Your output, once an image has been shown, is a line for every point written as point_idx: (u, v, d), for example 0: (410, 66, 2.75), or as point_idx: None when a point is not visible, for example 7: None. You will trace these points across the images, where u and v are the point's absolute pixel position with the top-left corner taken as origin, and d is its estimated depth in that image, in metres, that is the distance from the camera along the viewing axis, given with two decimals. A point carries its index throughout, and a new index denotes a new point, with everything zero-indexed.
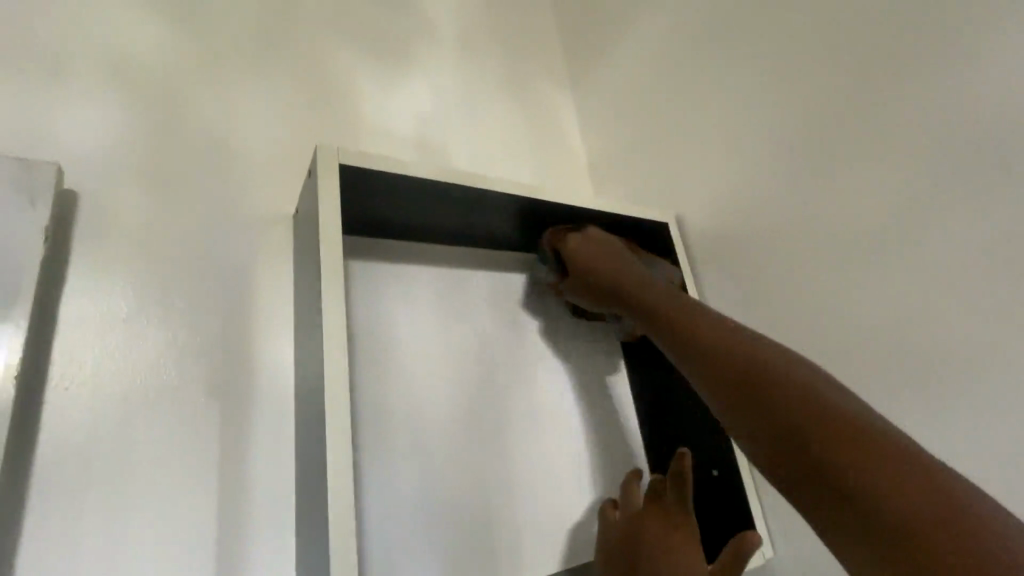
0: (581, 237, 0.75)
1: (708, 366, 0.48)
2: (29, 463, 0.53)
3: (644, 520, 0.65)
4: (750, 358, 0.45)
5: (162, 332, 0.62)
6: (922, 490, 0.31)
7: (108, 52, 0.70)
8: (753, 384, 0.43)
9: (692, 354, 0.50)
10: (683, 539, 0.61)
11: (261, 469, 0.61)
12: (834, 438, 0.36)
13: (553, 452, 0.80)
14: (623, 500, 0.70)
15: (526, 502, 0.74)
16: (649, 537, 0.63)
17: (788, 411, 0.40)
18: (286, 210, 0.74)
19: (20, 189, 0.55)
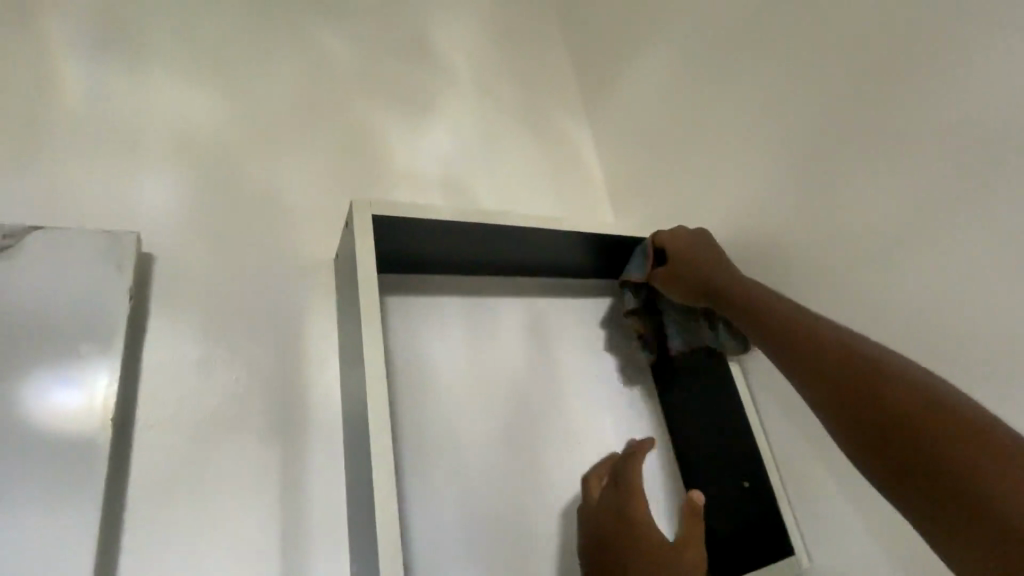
0: (684, 232, 0.82)
1: (805, 366, 0.60)
2: (124, 494, 0.61)
3: (605, 516, 0.68)
4: (847, 360, 0.56)
5: (227, 372, 0.70)
6: (987, 459, 0.43)
7: (171, 128, 0.80)
8: (855, 375, 0.55)
9: (790, 354, 0.62)
10: (646, 534, 0.64)
11: (317, 491, 0.68)
12: (920, 425, 0.48)
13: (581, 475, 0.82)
14: (584, 493, 0.75)
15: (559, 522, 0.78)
16: (612, 534, 0.66)
17: (872, 407, 0.52)
18: (329, 256, 0.82)
19: (109, 261, 0.64)
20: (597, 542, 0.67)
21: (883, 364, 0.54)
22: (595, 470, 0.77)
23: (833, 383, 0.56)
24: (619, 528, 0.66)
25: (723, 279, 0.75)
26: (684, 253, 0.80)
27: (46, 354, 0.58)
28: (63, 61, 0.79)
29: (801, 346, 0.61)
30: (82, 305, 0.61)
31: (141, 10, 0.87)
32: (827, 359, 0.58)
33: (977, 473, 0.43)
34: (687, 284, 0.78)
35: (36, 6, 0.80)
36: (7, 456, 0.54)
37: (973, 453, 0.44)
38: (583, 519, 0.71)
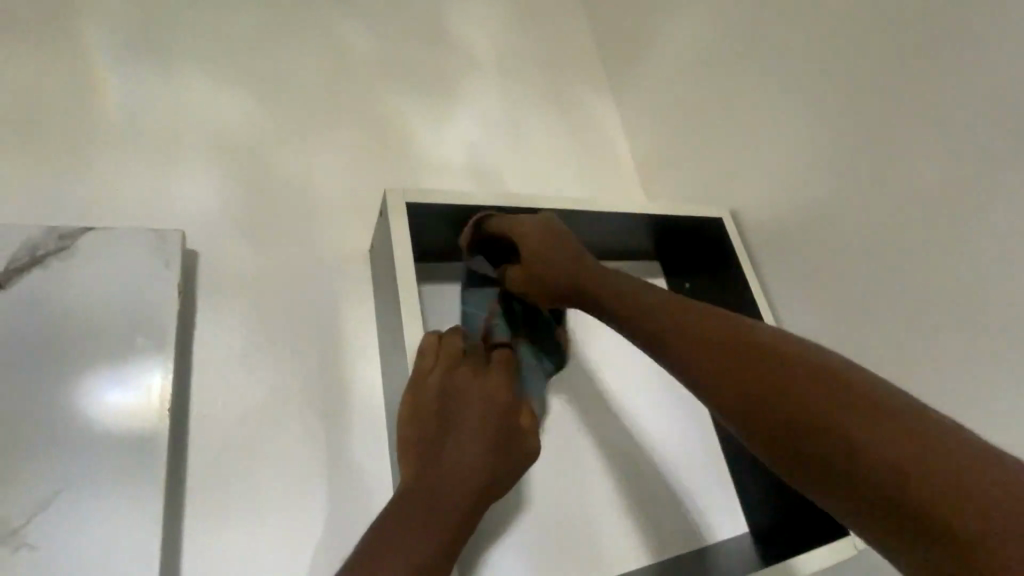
0: (539, 221, 0.64)
1: (726, 387, 0.42)
2: (183, 482, 0.63)
3: (451, 414, 0.58)
4: (770, 371, 0.41)
5: (273, 362, 0.72)
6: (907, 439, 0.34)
7: (208, 127, 0.83)
8: (739, 367, 0.42)
9: (704, 372, 0.44)
10: (493, 438, 0.57)
11: (364, 477, 0.69)
12: (815, 419, 0.37)
13: (633, 471, 0.82)
14: (442, 370, 0.60)
15: (614, 518, 0.78)
16: (460, 424, 0.57)
17: (809, 420, 0.38)
18: (364, 245, 0.83)
19: (157, 257, 0.65)
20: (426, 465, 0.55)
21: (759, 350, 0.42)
22: (451, 333, 0.64)
23: (759, 402, 0.40)
24: (503, 440, 0.58)
25: (572, 259, 0.60)
26: (533, 248, 0.62)
27: (100, 349, 0.60)
28: (102, 69, 0.81)
29: (701, 349, 0.45)
30: (133, 302, 0.62)
31: (169, 14, 0.89)
32: (701, 351, 0.45)
33: (898, 461, 0.33)
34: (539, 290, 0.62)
35: (72, 17, 0.83)
36: (72, 450, 0.56)
37: (947, 461, 0.32)
38: (432, 394, 0.59)
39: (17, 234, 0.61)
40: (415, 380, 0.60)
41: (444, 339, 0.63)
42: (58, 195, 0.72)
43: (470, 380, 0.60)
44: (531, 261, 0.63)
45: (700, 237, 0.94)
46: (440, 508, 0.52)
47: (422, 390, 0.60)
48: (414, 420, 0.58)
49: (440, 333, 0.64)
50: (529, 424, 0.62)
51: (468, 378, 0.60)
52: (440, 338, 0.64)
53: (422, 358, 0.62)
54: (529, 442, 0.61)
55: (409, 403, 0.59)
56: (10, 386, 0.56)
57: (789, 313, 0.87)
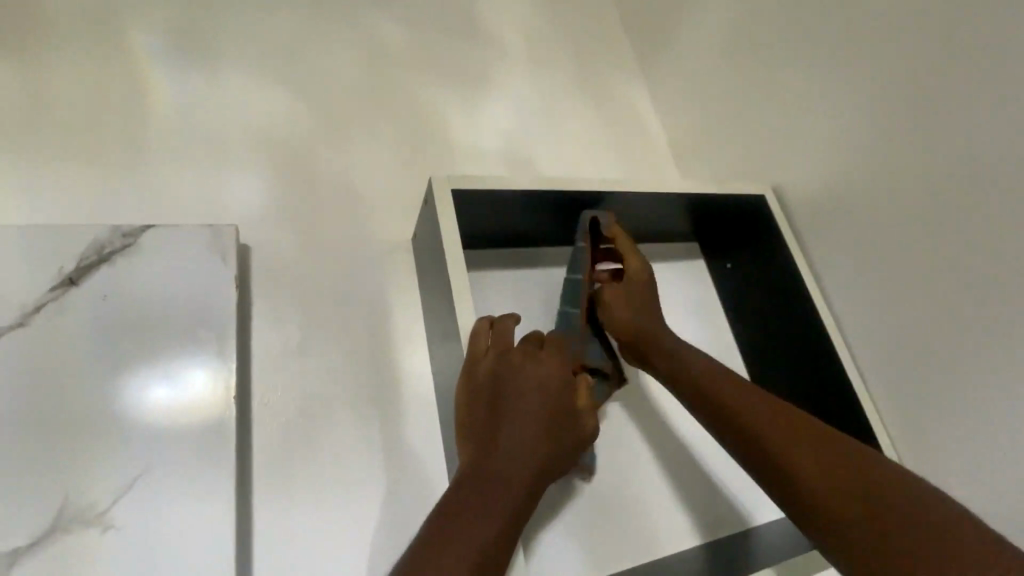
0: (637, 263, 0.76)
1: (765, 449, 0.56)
2: (251, 468, 0.65)
3: (507, 396, 0.58)
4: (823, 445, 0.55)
5: (328, 351, 0.73)
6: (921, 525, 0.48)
7: (251, 124, 0.84)
8: (816, 442, 0.55)
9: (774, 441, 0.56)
10: (548, 422, 0.58)
11: (421, 460, 0.71)
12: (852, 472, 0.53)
13: (682, 453, 0.82)
14: (497, 353, 0.61)
15: (666, 499, 0.78)
16: (514, 409, 0.57)
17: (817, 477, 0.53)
18: (406, 235, 0.84)
19: (215, 253, 0.67)
20: (483, 449, 0.56)
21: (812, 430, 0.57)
22: (504, 318, 0.64)
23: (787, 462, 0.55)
24: (558, 421, 0.58)
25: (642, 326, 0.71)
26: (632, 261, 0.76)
27: (167, 343, 0.62)
28: (149, 73, 0.83)
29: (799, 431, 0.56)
30: (196, 294, 0.65)
31: (206, 14, 0.90)
32: (777, 437, 0.56)
33: (901, 519, 0.49)
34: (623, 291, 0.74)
35: (116, 23, 0.85)
36: (147, 437, 0.58)
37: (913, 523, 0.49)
38: (487, 376, 0.60)
39: (85, 233, 0.64)
40: (469, 362, 0.61)
41: (496, 325, 0.64)
42: (117, 197, 0.75)
43: (524, 363, 0.60)
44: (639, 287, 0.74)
45: (741, 215, 0.93)
46: (504, 487, 0.53)
47: (477, 372, 0.60)
48: (468, 403, 0.59)
49: (493, 319, 0.64)
50: (584, 404, 0.62)
51: (521, 360, 0.61)
52: (492, 323, 0.64)
53: (475, 341, 0.62)
54: (585, 425, 0.61)
55: (465, 385, 0.60)
56: (89, 377, 0.59)
57: (836, 288, 0.85)
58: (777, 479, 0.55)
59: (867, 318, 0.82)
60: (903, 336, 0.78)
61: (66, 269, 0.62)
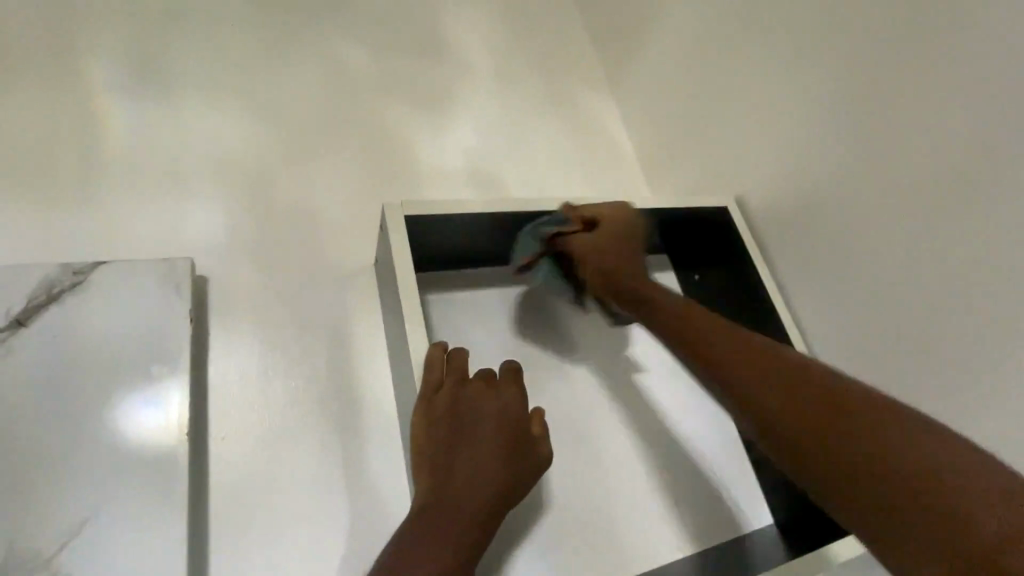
0: (614, 207, 0.76)
1: (769, 404, 0.52)
2: (208, 503, 0.65)
3: (463, 430, 0.58)
4: (823, 388, 0.50)
5: (288, 380, 0.73)
6: (968, 466, 0.41)
7: (211, 153, 0.84)
8: (800, 385, 0.51)
9: (786, 382, 0.52)
10: (502, 456, 0.57)
11: (381, 487, 0.70)
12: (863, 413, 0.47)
13: (648, 470, 0.81)
14: (451, 385, 0.60)
15: (632, 514, 0.77)
16: (469, 443, 0.57)
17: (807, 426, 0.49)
18: (369, 259, 0.84)
19: (169, 286, 0.67)
20: (438, 485, 0.55)
21: (809, 373, 0.52)
22: (458, 349, 0.64)
23: (795, 397, 0.51)
24: (515, 450, 0.58)
25: (639, 277, 0.70)
26: (613, 226, 0.74)
27: (120, 380, 0.62)
28: (107, 105, 0.83)
29: (771, 380, 0.53)
30: (148, 330, 0.64)
31: (168, 44, 0.90)
32: (772, 398, 0.51)
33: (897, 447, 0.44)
34: (599, 261, 0.71)
35: (75, 56, 0.85)
36: (99, 477, 0.58)
37: (912, 446, 0.44)
38: (443, 408, 0.59)
39: (34, 272, 0.63)
40: (424, 394, 0.60)
41: (451, 354, 0.63)
42: (72, 232, 0.74)
43: (478, 397, 0.60)
44: (619, 232, 0.74)
45: (706, 227, 0.93)
46: (461, 521, 0.53)
47: (433, 404, 0.59)
48: (422, 437, 0.58)
49: (447, 347, 0.63)
50: (540, 431, 0.62)
51: (479, 391, 0.61)
52: (446, 352, 0.63)
53: (429, 371, 0.61)
54: (539, 457, 0.60)
55: (419, 417, 0.59)
56: (39, 418, 0.59)
57: (803, 298, 0.85)
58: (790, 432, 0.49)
59: (833, 328, 0.82)
60: (867, 345, 0.78)
61: (14, 310, 0.61)
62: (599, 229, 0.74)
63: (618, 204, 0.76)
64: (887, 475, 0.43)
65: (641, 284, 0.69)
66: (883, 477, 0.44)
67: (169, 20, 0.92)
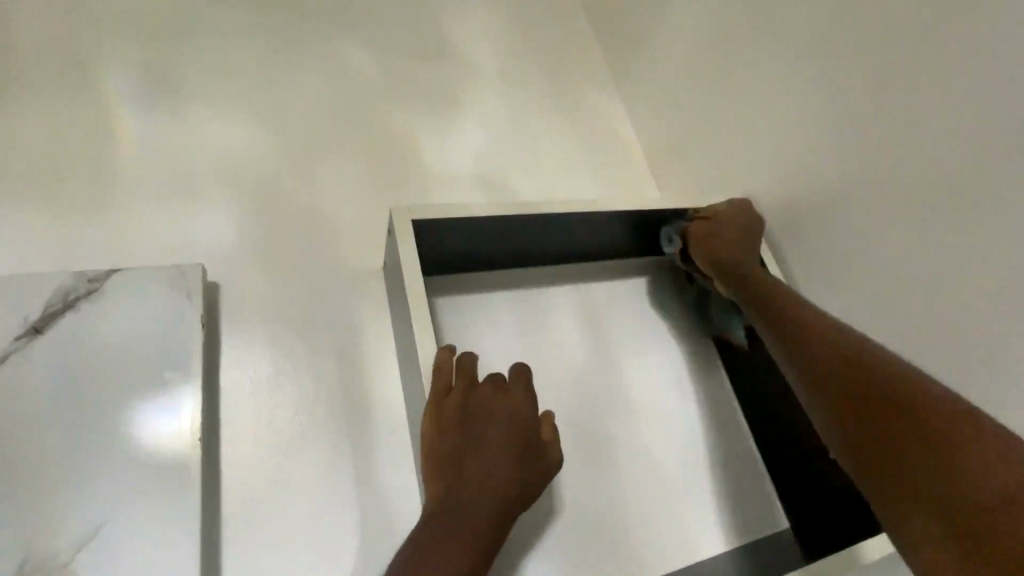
0: (736, 207, 0.83)
1: (829, 386, 0.58)
2: (221, 508, 0.65)
3: (477, 436, 0.57)
4: (902, 375, 0.54)
5: (298, 385, 0.73)
6: (993, 451, 0.46)
7: (221, 160, 0.85)
8: (864, 375, 0.56)
9: (848, 375, 0.57)
10: (516, 461, 0.57)
11: (391, 491, 0.70)
12: (923, 404, 0.51)
13: (661, 474, 0.80)
14: (462, 391, 0.59)
15: (645, 519, 0.77)
16: (483, 449, 0.57)
17: (875, 404, 0.54)
18: (377, 263, 0.84)
19: (181, 293, 0.68)
20: (452, 492, 0.54)
21: (896, 367, 0.55)
22: (468, 354, 0.63)
23: (865, 391, 0.55)
24: (527, 455, 0.58)
25: (755, 270, 0.77)
26: (726, 220, 0.83)
27: (133, 386, 0.63)
28: (119, 117, 0.85)
29: (838, 366, 0.58)
30: (163, 336, 0.65)
31: (178, 56, 0.92)
32: (846, 380, 0.57)
33: (954, 432, 0.48)
34: (726, 245, 0.81)
35: (88, 70, 0.86)
36: (116, 483, 0.59)
37: (964, 429, 0.48)
38: (453, 412, 0.58)
39: (50, 280, 0.65)
40: (434, 399, 0.59)
41: (461, 359, 0.62)
42: (88, 242, 0.76)
43: (491, 403, 0.60)
44: (737, 228, 0.82)
45: None
46: (478, 526, 0.53)
47: (444, 408, 0.58)
48: (435, 444, 0.57)
49: (457, 352, 0.62)
50: (549, 435, 0.62)
51: (490, 395, 0.60)
52: (456, 356, 0.62)
53: (439, 377, 0.60)
54: (551, 461, 0.60)
55: (430, 422, 0.58)
56: (55, 425, 0.60)
57: (817, 296, 0.84)
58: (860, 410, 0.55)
59: None
60: (883, 345, 0.76)
61: (31, 318, 0.62)
62: (716, 221, 0.83)
63: (738, 201, 0.84)
64: (938, 454, 0.48)
65: (746, 274, 0.76)
66: (952, 454, 0.47)
67: (179, 32, 0.94)
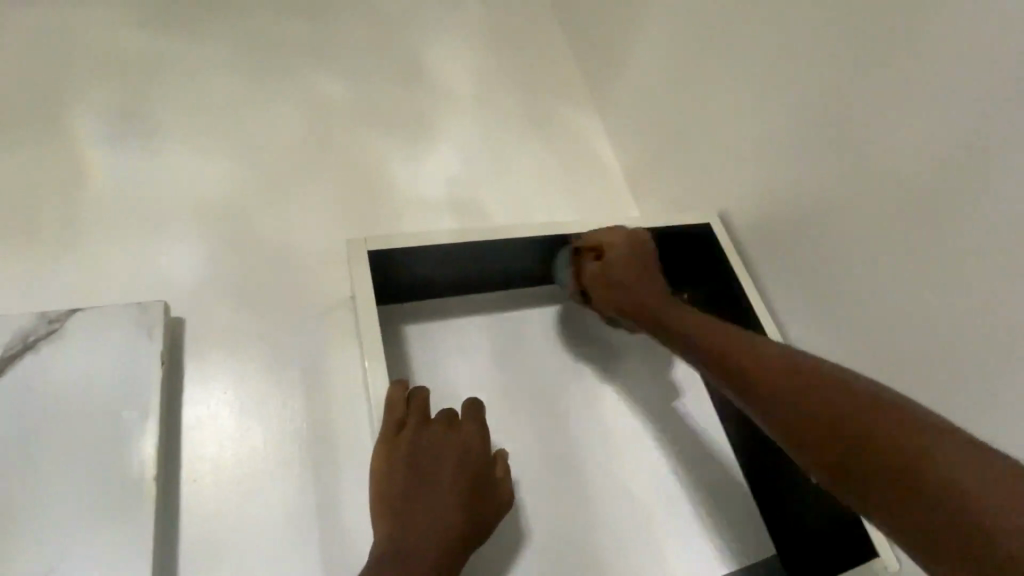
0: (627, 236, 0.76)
1: (782, 399, 0.54)
2: (177, 548, 0.64)
3: (425, 477, 0.56)
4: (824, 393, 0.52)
5: (261, 418, 0.73)
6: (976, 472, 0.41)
7: (192, 194, 0.86)
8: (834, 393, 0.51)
9: (773, 388, 0.55)
10: (463, 501, 0.56)
11: (355, 525, 0.69)
12: (870, 418, 0.48)
13: (640, 495, 0.78)
14: (411, 427, 0.59)
15: (623, 543, 0.75)
16: (428, 489, 0.55)
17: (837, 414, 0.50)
18: (346, 292, 0.84)
19: (142, 330, 0.68)
20: (396, 533, 0.53)
21: (800, 377, 0.54)
22: (419, 389, 0.62)
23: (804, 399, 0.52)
24: (474, 494, 0.57)
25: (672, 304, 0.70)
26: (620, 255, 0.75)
27: (91, 427, 0.62)
28: (92, 154, 0.86)
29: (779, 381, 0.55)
30: (120, 374, 0.65)
31: (153, 91, 0.93)
32: (805, 390, 0.53)
33: (922, 452, 0.44)
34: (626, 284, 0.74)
35: (63, 109, 0.88)
36: (67, 523, 0.58)
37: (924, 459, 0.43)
38: (402, 450, 0.57)
39: (10, 322, 0.65)
40: (383, 435, 0.58)
41: (412, 394, 0.61)
42: (57, 278, 0.77)
43: (440, 440, 0.59)
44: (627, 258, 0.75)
45: (691, 243, 0.91)
46: (417, 571, 0.51)
47: (392, 445, 0.58)
48: (381, 482, 0.56)
49: (408, 386, 0.62)
50: (502, 474, 0.61)
51: (441, 432, 0.59)
52: (407, 390, 0.61)
53: (388, 412, 0.59)
54: (501, 500, 0.59)
55: (377, 459, 0.57)
56: (9, 468, 0.59)
57: (794, 313, 0.82)
58: (797, 419, 0.52)
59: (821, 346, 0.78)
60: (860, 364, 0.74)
61: None
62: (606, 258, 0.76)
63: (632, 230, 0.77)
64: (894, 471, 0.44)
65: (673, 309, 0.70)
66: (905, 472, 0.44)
67: (154, 68, 0.96)
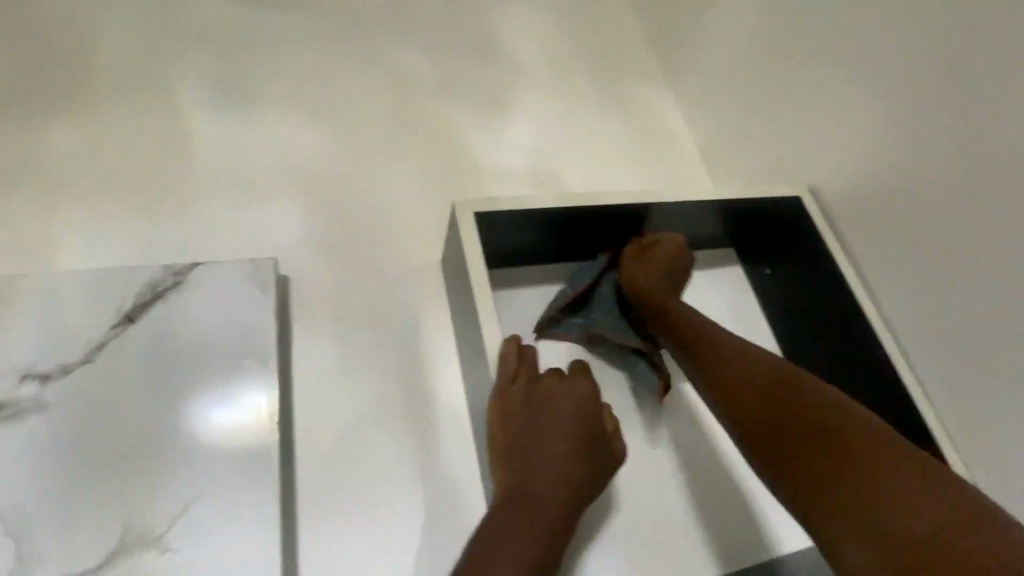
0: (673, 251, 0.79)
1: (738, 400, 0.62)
2: (293, 490, 0.68)
3: (541, 431, 0.58)
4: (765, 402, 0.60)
5: (362, 372, 0.76)
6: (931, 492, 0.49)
7: (287, 160, 0.89)
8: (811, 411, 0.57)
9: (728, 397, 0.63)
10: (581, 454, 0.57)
11: (454, 478, 0.72)
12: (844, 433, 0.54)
13: (725, 466, 0.76)
14: (526, 381, 0.60)
15: (708, 511, 0.73)
16: (547, 442, 0.57)
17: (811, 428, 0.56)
18: (436, 258, 0.86)
19: (258, 285, 0.71)
20: (521, 480, 0.55)
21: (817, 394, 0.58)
22: (529, 349, 0.63)
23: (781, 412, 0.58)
24: (592, 445, 0.59)
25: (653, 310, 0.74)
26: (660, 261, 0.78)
27: (215, 374, 0.66)
28: (195, 122, 0.90)
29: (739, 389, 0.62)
30: (240, 325, 0.69)
31: (244, 62, 0.96)
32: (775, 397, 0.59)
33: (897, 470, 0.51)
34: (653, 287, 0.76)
35: (167, 79, 0.92)
36: (200, 463, 0.62)
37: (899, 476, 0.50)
38: (519, 403, 0.59)
39: (142, 273, 0.69)
40: (499, 389, 0.60)
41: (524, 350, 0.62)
42: (170, 235, 0.81)
43: (553, 397, 0.60)
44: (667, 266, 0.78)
45: (777, 217, 0.89)
46: (545, 516, 0.53)
47: (509, 398, 0.59)
48: (503, 434, 0.58)
49: (520, 342, 0.63)
50: (614, 428, 0.62)
51: (556, 387, 0.61)
52: (519, 346, 0.63)
53: (503, 367, 0.61)
54: (614, 454, 0.60)
55: (498, 412, 0.59)
56: (145, 408, 0.64)
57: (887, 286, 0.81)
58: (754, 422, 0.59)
59: (919, 319, 0.77)
60: (961, 338, 0.73)
61: (124, 308, 0.67)
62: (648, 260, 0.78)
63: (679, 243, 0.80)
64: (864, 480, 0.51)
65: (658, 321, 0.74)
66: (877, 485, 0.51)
67: (246, 42, 0.98)
